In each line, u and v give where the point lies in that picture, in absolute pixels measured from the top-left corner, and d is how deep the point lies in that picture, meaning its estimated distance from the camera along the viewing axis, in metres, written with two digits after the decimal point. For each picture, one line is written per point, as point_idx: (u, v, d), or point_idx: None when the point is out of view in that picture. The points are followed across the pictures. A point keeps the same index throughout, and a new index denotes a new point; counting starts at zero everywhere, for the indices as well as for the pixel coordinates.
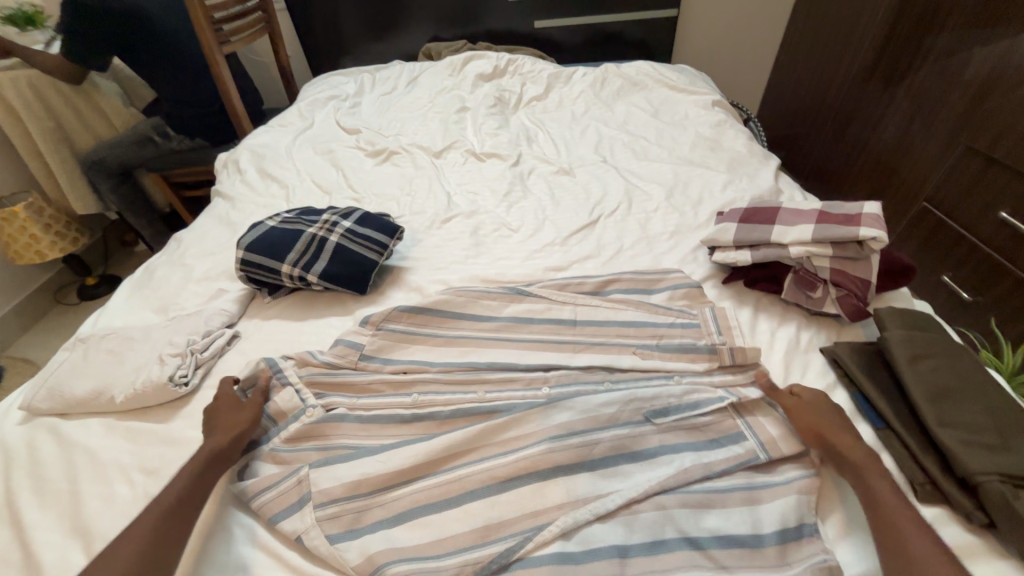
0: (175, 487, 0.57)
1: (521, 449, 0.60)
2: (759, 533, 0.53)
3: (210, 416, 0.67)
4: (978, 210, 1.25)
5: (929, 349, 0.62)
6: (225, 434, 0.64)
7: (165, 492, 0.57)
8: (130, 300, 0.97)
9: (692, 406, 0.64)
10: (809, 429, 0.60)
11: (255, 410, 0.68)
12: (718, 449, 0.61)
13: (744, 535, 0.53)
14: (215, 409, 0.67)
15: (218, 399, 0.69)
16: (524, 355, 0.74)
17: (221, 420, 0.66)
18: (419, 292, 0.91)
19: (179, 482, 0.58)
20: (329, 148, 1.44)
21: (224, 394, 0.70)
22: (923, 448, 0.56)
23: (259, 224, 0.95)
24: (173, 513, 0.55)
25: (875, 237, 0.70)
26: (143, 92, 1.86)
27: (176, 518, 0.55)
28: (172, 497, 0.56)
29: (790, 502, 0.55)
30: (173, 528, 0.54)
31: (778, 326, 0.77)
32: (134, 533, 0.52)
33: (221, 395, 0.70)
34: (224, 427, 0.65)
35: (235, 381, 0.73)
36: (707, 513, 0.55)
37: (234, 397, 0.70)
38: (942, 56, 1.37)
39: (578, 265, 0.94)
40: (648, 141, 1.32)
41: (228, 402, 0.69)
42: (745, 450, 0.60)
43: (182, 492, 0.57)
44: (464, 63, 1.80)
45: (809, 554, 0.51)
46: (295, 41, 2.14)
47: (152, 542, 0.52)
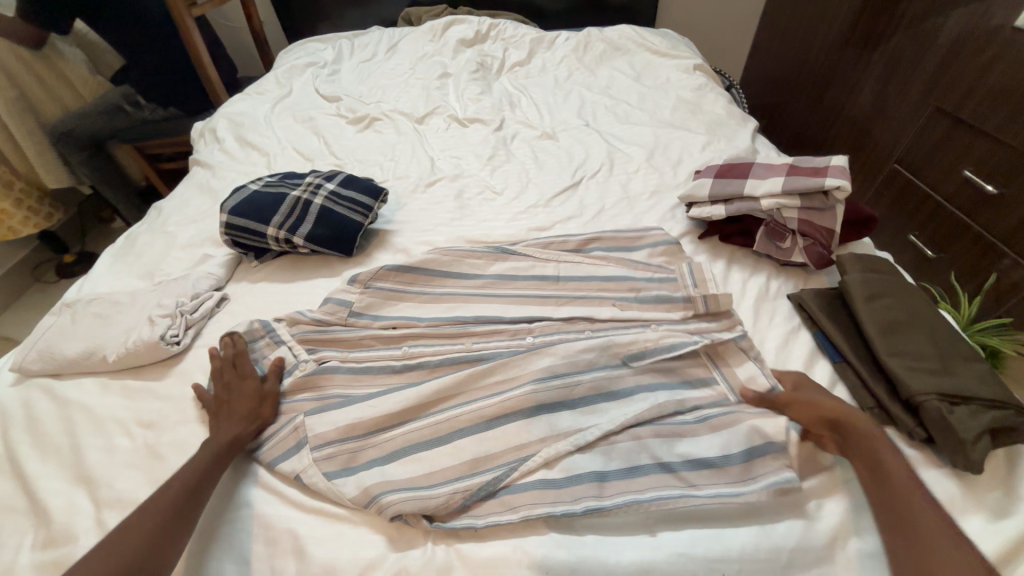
0: (183, 478, 0.56)
1: (506, 391, 0.63)
2: (727, 455, 0.57)
3: (227, 397, 0.66)
4: (945, 170, 1.29)
5: (883, 289, 0.66)
6: (241, 426, 0.63)
7: (175, 480, 0.56)
8: (114, 267, 0.96)
9: (668, 348, 0.67)
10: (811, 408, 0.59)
11: (273, 387, 0.69)
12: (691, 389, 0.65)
13: (713, 458, 0.57)
14: (231, 393, 0.66)
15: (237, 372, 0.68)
16: (510, 309, 0.77)
17: (235, 410, 0.64)
18: (405, 253, 0.93)
19: (188, 472, 0.57)
20: (308, 116, 1.42)
21: (246, 372, 0.69)
22: (874, 376, 0.61)
23: (242, 188, 0.95)
24: (180, 507, 0.54)
25: (839, 185, 0.73)
26: (108, 56, 1.72)
27: (180, 511, 0.53)
28: (180, 488, 0.55)
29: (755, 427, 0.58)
30: (177, 523, 0.52)
31: (749, 276, 0.81)
32: (147, 511, 0.52)
33: (245, 374, 0.69)
34: (242, 403, 0.65)
35: (241, 339, 0.74)
36: (679, 441, 0.59)
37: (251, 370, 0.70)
38: (915, 20, 1.39)
39: (560, 224, 0.97)
40: (629, 105, 1.33)
41: (248, 386, 0.67)
42: (716, 394, 0.65)
43: (190, 483, 0.56)
44: (444, 28, 1.77)
45: (769, 471, 0.55)
46: (268, 5, 2.06)
47: (156, 537, 0.50)
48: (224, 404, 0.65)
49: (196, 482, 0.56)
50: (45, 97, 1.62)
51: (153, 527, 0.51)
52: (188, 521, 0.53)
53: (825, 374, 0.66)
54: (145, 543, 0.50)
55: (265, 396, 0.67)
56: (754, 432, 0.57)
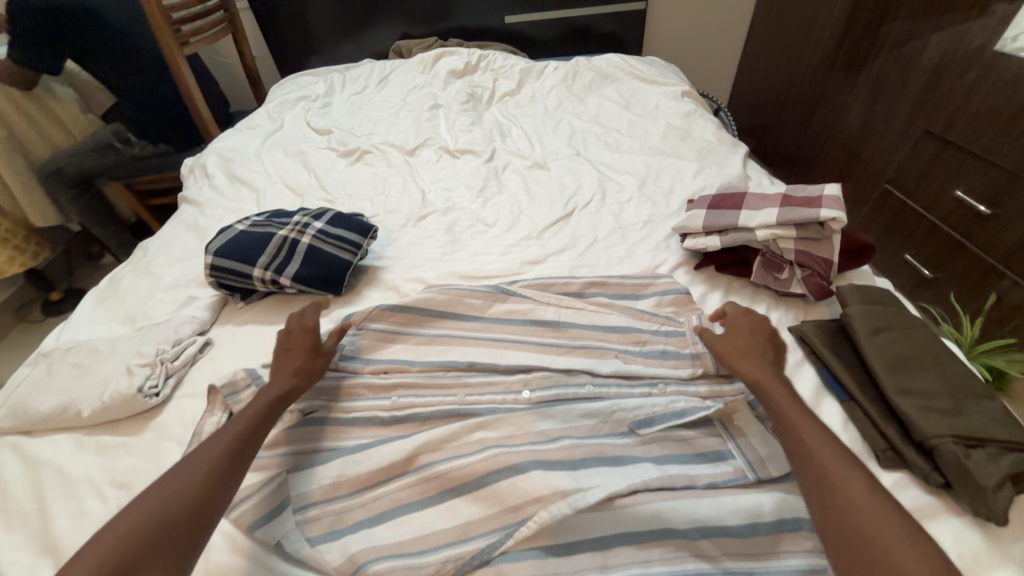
0: (230, 436, 0.58)
1: (500, 446, 0.61)
2: (757, 523, 0.53)
3: (288, 347, 0.71)
4: (936, 190, 1.30)
5: (887, 323, 0.64)
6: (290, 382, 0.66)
7: (222, 436, 0.58)
8: (95, 311, 0.94)
9: (678, 414, 0.64)
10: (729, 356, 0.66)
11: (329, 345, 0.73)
12: (694, 436, 0.63)
13: (736, 525, 0.53)
14: (291, 345, 0.71)
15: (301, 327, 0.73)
16: (505, 354, 0.75)
17: (290, 365, 0.68)
18: (395, 291, 0.91)
19: (234, 431, 0.59)
20: (300, 150, 1.41)
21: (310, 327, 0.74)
22: (884, 416, 0.58)
23: (228, 228, 0.93)
24: (230, 456, 0.56)
25: (835, 217, 0.72)
26: (101, 95, 1.75)
27: (227, 466, 0.55)
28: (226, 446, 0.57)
29: (778, 498, 0.55)
30: (224, 479, 0.54)
31: (748, 308, 0.79)
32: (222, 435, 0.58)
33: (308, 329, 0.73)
34: (293, 364, 0.68)
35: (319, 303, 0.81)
36: (700, 504, 0.54)
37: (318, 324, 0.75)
38: (899, 43, 1.42)
39: (554, 257, 0.95)
40: (620, 133, 1.33)
41: (307, 341, 0.72)
42: (733, 469, 0.58)
43: (238, 439, 0.58)
44: (435, 60, 1.79)
45: (802, 548, 0.52)
46: (260, 41, 2.09)
47: (206, 487, 0.52)
48: (284, 354, 0.70)
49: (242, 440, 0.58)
50: (33, 135, 1.60)
51: (203, 478, 0.52)
52: (236, 477, 0.55)
53: (835, 413, 0.62)
54: (195, 491, 0.51)
55: (326, 355, 0.72)
56: (782, 501, 0.55)
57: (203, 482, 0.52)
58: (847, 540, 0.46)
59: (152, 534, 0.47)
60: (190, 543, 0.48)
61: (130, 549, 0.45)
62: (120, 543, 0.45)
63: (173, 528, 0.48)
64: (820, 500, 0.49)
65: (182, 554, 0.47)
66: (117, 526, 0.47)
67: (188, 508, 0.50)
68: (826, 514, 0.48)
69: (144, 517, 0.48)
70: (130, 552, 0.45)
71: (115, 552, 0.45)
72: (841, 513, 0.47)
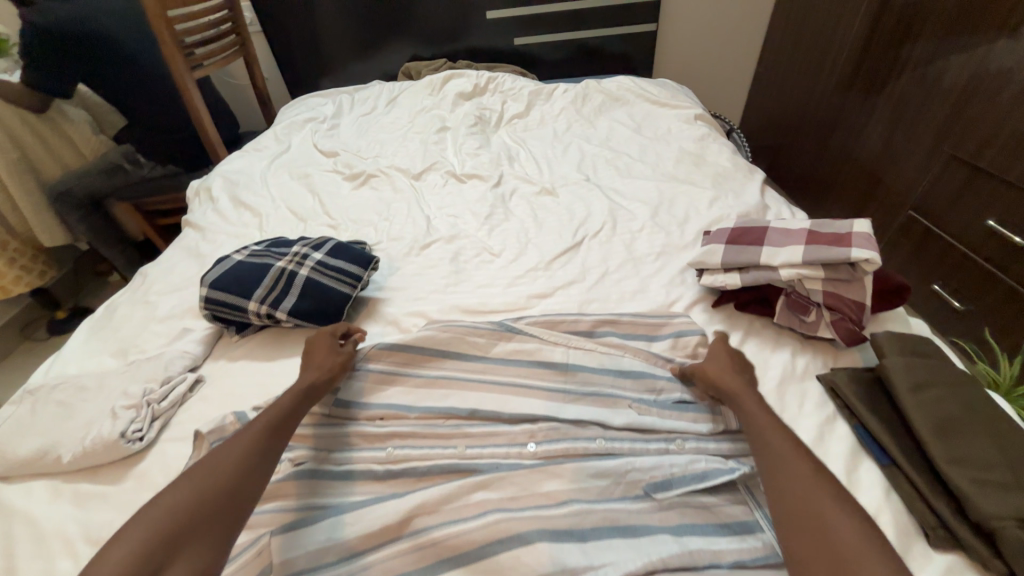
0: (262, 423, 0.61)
1: (503, 513, 0.56)
2: None
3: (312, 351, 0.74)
4: (966, 217, 1.24)
5: (932, 378, 0.58)
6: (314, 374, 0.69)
7: (254, 423, 0.61)
8: (88, 342, 0.91)
9: (697, 477, 0.60)
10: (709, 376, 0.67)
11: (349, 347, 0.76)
12: (717, 504, 0.59)
13: None
14: (315, 346, 0.75)
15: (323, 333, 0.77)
16: (509, 401, 0.70)
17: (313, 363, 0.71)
18: (395, 326, 0.87)
19: (264, 419, 0.62)
20: (305, 173, 1.39)
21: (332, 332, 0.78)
22: (932, 487, 0.52)
23: (226, 259, 0.90)
24: (263, 444, 0.59)
25: (868, 258, 0.66)
26: (113, 116, 1.77)
27: (260, 451, 0.58)
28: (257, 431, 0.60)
29: None
30: (257, 461, 0.57)
31: (772, 352, 0.73)
32: (255, 424, 0.61)
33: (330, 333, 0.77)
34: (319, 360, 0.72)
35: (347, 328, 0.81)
36: None
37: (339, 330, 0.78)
38: (921, 64, 1.37)
39: (563, 291, 0.90)
40: (631, 157, 1.30)
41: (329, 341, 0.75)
42: (761, 544, 0.54)
43: (272, 427, 0.61)
44: (443, 82, 1.78)
45: None
46: (271, 62, 2.11)
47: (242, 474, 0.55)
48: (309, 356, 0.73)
49: (274, 426, 0.62)
50: (43, 154, 1.61)
51: (240, 462, 0.56)
52: (268, 461, 0.58)
53: (874, 480, 0.56)
54: (229, 473, 0.54)
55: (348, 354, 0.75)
56: None
57: (235, 466, 0.55)
58: (804, 532, 0.47)
59: (192, 510, 0.50)
60: (229, 520, 0.51)
61: (171, 524, 0.48)
62: (162, 520, 0.49)
63: (212, 506, 0.51)
64: (778, 499, 0.50)
65: (220, 534, 0.50)
66: (162, 503, 0.50)
67: (223, 489, 0.53)
68: (782, 506, 0.50)
69: (185, 496, 0.51)
70: (173, 526, 0.48)
71: (162, 527, 0.48)
72: (801, 507, 0.49)
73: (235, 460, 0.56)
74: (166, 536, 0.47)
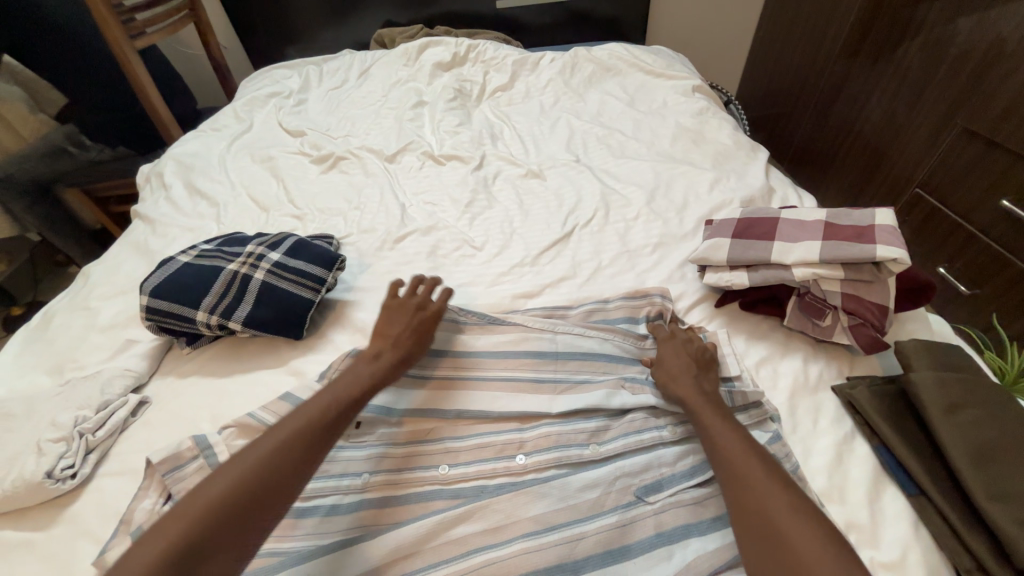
0: (314, 412, 0.55)
1: (487, 552, 0.51)
2: None
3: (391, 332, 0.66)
4: (980, 196, 1.16)
5: (966, 398, 0.51)
6: (382, 366, 0.62)
7: (308, 407, 0.56)
8: (20, 358, 0.81)
9: (687, 475, 0.57)
10: (667, 371, 0.62)
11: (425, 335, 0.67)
12: (709, 496, 0.55)
13: None
14: (396, 329, 0.66)
15: (408, 313, 0.68)
16: (496, 419, 0.64)
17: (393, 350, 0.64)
18: (365, 334, 0.78)
19: (324, 403, 0.56)
20: (268, 155, 1.26)
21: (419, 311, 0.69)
22: (967, 523, 0.46)
23: (170, 262, 0.80)
24: (315, 432, 0.53)
25: (896, 258, 0.59)
26: (54, 94, 1.48)
27: (304, 449, 0.52)
28: (303, 423, 0.54)
29: None
30: (296, 462, 0.50)
31: (781, 358, 0.66)
32: (314, 405, 0.56)
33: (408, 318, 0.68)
34: (397, 346, 0.64)
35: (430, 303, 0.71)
36: None
37: (422, 307, 0.70)
38: (937, 26, 1.25)
39: (551, 289, 0.82)
40: (624, 134, 1.19)
41: (412, 324, 0.67)
42: None
43: (333, 411, 0.56)
44: (420, 51, 1.62)
45: None
46: (229, 29, 1.92)
47: (288, 462, 0.50)
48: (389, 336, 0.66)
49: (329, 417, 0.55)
50: None
51: (279, 461, 0.50)
52: (312, 463, 0.52)
53: (900, 511, 0.51)
54: (268, 473, 0.49)
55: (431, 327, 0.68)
56: None
57: (272, 465, 0.49)
58: (754, 528, 0.44)
59: (225, 512, 0.45)
60: (253, 533, 0.46)
61: (200, 529, 0.44)
62: (200, 518, 0.44)
63: (242, 511, 0.46)
64: (748, 511, 0.46)
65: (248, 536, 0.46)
66: (205, 493, 0.46)
67: (257, 493, 0.47)
68: (745, 524, 0.45)
69: (219, 493, 0.46)
70: (210, 529, 0.44)
71: (198, 522, 0.44)
72: (766, 523, 0.44)
73: (274, 454, 0.50)
74: (193, 542, 0.43)
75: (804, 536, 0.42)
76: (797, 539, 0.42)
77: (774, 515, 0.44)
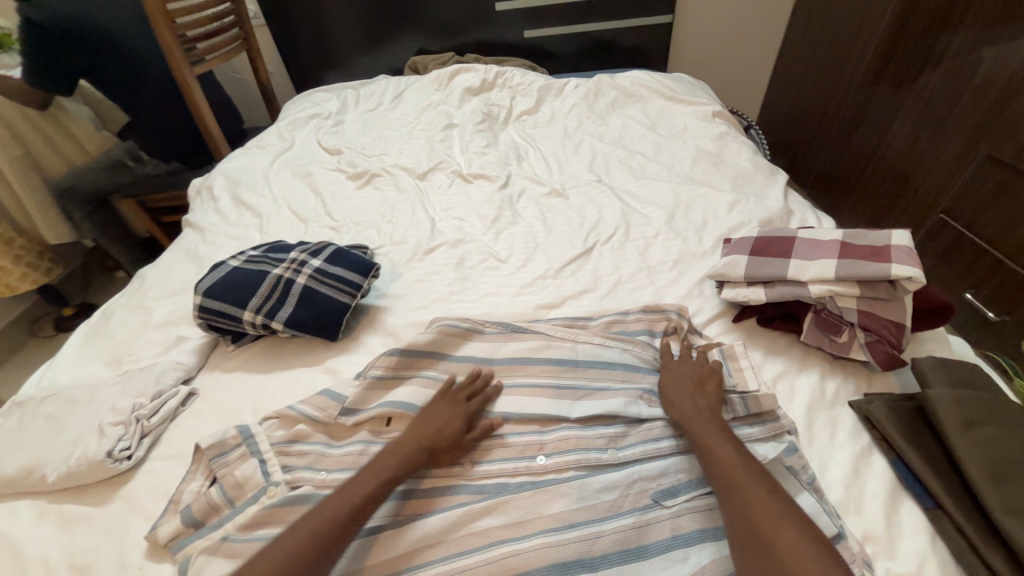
0: (351, 496, 0.54)
1: (504, 545, 0.53)
2: None
3: (428, 421, 0.62)
4: (1005, 222, 1.16)
5: (984, 415, 0.52)
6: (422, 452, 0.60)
7: (354, 486, 0.55)
8: (82, 350, 0.88)
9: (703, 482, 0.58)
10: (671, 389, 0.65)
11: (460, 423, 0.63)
12: None
13: None
14: (434, 421, 0.62)
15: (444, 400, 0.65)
16: (518, 422, 0.67)
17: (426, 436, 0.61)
18: (395, 338, 0.83)
19: (368, 482, 0.56)
20: (308, 172, 1.35)
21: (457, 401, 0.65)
22: (985, 538, 0.47)
23: (221, 265, 0.87)
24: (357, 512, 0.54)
25: (911, 276, 0.61)
26: (116, 113, 1.73)
27: (345, 528, 0.52)
28: (343, 505, 0.53)
29: None
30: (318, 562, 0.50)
31: (798, 374, 0.68)
32: (359, 482, 0.56)
33: (448, 408, 0.64)
34: (432, 434, 0.61)
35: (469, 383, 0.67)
36: None
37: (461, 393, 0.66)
38: (959, 56, 1.28)
39: (573, 301, 0.86)
40: (645, 157, 1.24)
41: (453, 416, 0.63)
42: None
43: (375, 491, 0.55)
44: (451, 77, 1.72)
45: None
46: (275, 56, 2.07)
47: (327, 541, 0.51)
48: (426, 425, 0.62)
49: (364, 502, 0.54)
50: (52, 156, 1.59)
51: (312, 546, 0.50)
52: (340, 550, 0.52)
53: (917, 525, 0.51)
54: (287, 573, 0.48)
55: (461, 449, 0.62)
56: None
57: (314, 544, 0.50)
58: (746, 535, 0.47)
59: None
60: None
61: None
62: None
63: None
64: (742, 520, 0.48)
65: None
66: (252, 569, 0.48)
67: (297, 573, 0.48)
68: (740, 533, 0.47)
69: None
70: None
71: None
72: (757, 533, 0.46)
73: (312, 539, 0.51)
74: None
75: (791, 543, 0.44)
76: (785, 545, 0.44)
77: (763, 524, 0.46)
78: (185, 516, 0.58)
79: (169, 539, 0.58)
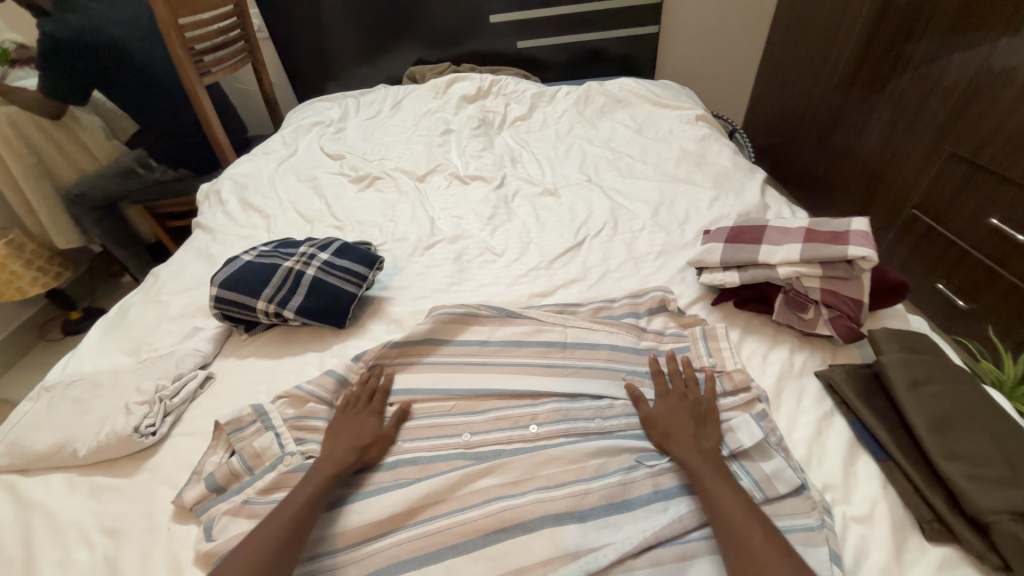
0: (300, 495, 0.58)
1: (501, 501, 0.59)
2: None
3: (344, 427, 0.67)
4: (971, 216, 1.23)
5: (927, 376, 0.59)
6: (353, 450, 0.64)
7: (302, 487, 0.59)
8: (102, 341, 0.93)
9: None
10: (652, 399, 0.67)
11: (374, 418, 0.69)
12: None
13: None
14: (349, 425, 0.67)
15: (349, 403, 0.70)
16: (513, 395, 0.72)
17: (349, 439, 0.65)
18: (398, 324, 0.89)
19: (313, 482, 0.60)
20: (312, 175, 1.42)
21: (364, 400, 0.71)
22: (928, 481, 0.53)
23: (235, 260, 0.93)
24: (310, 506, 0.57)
25: (864, 256, 0.68)
26: (125, 123, 1.80)
27: (304, 522, 0.55)
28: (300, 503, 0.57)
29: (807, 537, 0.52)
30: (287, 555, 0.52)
31: (770, 349, 0.74)
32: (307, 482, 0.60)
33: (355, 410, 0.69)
34: (355, 432, 0.66)
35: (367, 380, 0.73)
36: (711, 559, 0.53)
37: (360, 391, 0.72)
38: (923, 62, 1.36)
39: (564, 289, 0.92)
40: (633, 158, 1.31)
41: (365, 417, 0.68)
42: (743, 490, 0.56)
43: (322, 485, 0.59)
44: (448, 85, 1.80)
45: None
46: (278, 67, 2.15)
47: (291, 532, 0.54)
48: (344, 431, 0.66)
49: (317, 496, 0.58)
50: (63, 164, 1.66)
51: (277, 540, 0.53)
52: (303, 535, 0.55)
53: (871, 474, 0.57)
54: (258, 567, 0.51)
55: (387, 440, 0.67)
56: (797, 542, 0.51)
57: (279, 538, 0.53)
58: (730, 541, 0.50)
59: None
60: None
61: None
62: None
63: None
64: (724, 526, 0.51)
65: None
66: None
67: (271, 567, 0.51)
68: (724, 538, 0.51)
69: None
70: None
71: None
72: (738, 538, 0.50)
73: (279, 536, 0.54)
74: None
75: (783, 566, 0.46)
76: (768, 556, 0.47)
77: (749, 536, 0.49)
78: (208, 482, 0.63)
79: (195, 503, 0.63)
